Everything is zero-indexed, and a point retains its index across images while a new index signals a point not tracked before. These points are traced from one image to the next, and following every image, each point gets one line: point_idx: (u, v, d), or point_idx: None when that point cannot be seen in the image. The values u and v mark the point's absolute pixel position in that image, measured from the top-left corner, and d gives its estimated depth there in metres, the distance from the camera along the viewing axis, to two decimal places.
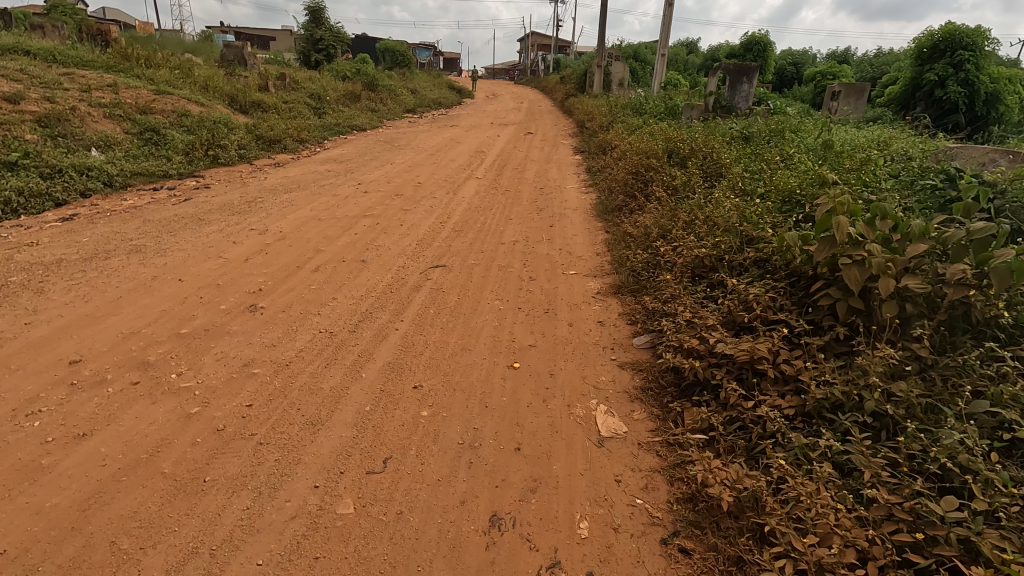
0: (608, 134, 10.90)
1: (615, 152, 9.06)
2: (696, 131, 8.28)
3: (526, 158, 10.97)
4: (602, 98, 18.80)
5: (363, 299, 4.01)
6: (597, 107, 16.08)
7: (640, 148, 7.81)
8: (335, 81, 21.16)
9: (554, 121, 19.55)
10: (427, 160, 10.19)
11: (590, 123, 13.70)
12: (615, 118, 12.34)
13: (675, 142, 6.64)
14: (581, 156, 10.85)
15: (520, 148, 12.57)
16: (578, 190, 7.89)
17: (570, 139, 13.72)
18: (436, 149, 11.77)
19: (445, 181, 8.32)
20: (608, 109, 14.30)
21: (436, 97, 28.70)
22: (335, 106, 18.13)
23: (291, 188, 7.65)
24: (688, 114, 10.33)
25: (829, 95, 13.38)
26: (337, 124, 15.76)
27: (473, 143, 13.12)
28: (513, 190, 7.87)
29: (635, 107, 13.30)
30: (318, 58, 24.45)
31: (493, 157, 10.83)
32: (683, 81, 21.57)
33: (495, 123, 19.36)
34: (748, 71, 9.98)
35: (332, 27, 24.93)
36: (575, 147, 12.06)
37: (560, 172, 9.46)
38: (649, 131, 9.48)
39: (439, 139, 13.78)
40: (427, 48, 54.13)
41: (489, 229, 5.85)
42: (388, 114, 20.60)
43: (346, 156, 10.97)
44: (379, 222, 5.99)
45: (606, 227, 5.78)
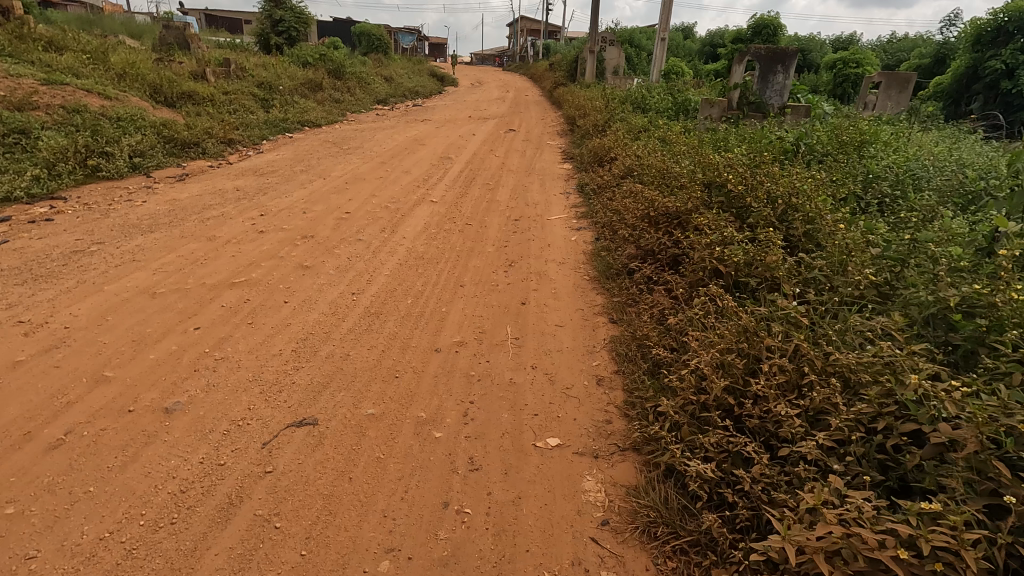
0: (604, 138, 8.71)
1: (614, 165, 6.91)
2: (726, 141, 6.13)
3: (501, 167, 8.77)
4: (595, 90, 16.49)
5: (91, 554, 1.86)
6: (590, 100, 13.80)
7: (652, 164, 5.65)
8: (294, 69, 18.74)
9: (540, 115, 17.23)
10: (374, 171, 7.98)
11: (581, 120, 11.47)
12: (613, 115, 10.13)
13: (707, 162, 4.52)
14: (569, 166, 8.68)
15: (497, 151, 10.34)
16: (565, 222, 5.73)
17: (558, 140, 11.57)
18: (392, 154, 9.54)
19: (387, 206, 6.15)
20: (604, 102, 12.05)
21: (414, 85, 26.27)
22: (288, 97, 15.76)
23: (163, 222, 5.44)
24: (705, 113, 8.17)
25: (866, 88, 11.13)
26: (285, 119, 13.41)
27: (442, 144, 10.88)
28: (475, 222, 5.71)
29: (636, 101, 11.06)
30: (278, 42, 21.83)
31: (460, 167, 8.61)
32: (685, 68, 19.27)
33: (474, 117, 17.02)
34: (784, 58, 7.83)
35: (293, 7, 22.27)
36: (562, 153, 9.87)
37: (543, 190, 7.28)
38: (658, 138, 7.32)
39: (402, 139, 11.54)
40: (409, 33, 51.07)
41: (421, 309, 3.69)
42: (354, 105, 18.27)
43: (276, 164, 8.70)
44: (252, 294, 3.83)
45: (608, 308, 3.64)
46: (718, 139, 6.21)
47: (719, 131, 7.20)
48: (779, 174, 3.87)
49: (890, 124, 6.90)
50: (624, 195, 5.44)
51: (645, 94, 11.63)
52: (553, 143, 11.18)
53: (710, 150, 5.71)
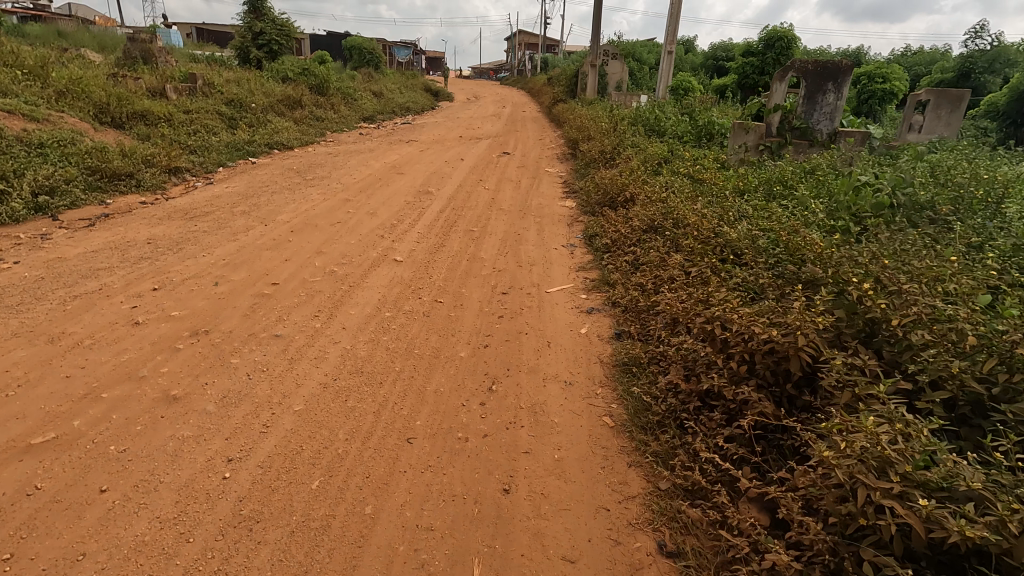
0: (614, 170, 7.23)
1: (632, 210, 5.40)
2: (785, 188, 4.64)
3: (491, 204, 7.28)
4: (598, 107, 15.07)
5: None
6: (593, 119, 12.34)
7: (692, 218, 4.15)
8: (272, 85, 17.37)
9: (537, 135, 15.79)
10: (332, 212, 6.49)
11: (585, 145, 10.02)
12: (623, 140, 8.66)
13: (788, 240, 3.03)
14: (573, 204, 7.19)
15: (486, 181, 8.86)
16: (570, 296, 4.20)
17: (557, 166, 10.12)
18: (363, 187, 8.06)
19: (333, 270, 4.64)
20: (609, 123, 10.59)
21: (405, 101, 24.97)
22: (260, 116, 14.34)
23: (10, 302, 3.90)
24: (737, 141, 6.73)
25: (910, 107, 9.65)
26: (251, 142, 11.97)
27: (424, 172, 9.41)
28: (448, 297, 4.20)
29: (648, 123, 9.60)
30: (258, 56, 20.48)
31: (440, 205, 7.12)
32: (693, 83, 17.91)
33: (465, 136, 15.60)
34: (837, 74, 6.41)
35: (275, 19, 20.94)
36: (563, 185, 8.39)
37: (540, 238, 5.79)
38: (686, 174, 5.84)
39: (379, 164, 10.07)
40: (406, 47, 49.80)
41: (330, 509, 2.16)
42: (336, 124, 16.88)
43: (219, 202, 7.22)
44: (50, 473, 2.28)
45: (655, 512, 2.11)
46: (775, 185, 4.73)
47: (764, 167, 5.74)
48: (942, 273, 2.33)
49: (981, 156, 5.43)
50: (656, 265, 3.92)
51: (658, 113, 10.16)
52: (552, 171, 9.72)
53: (771, 203, 4.20)
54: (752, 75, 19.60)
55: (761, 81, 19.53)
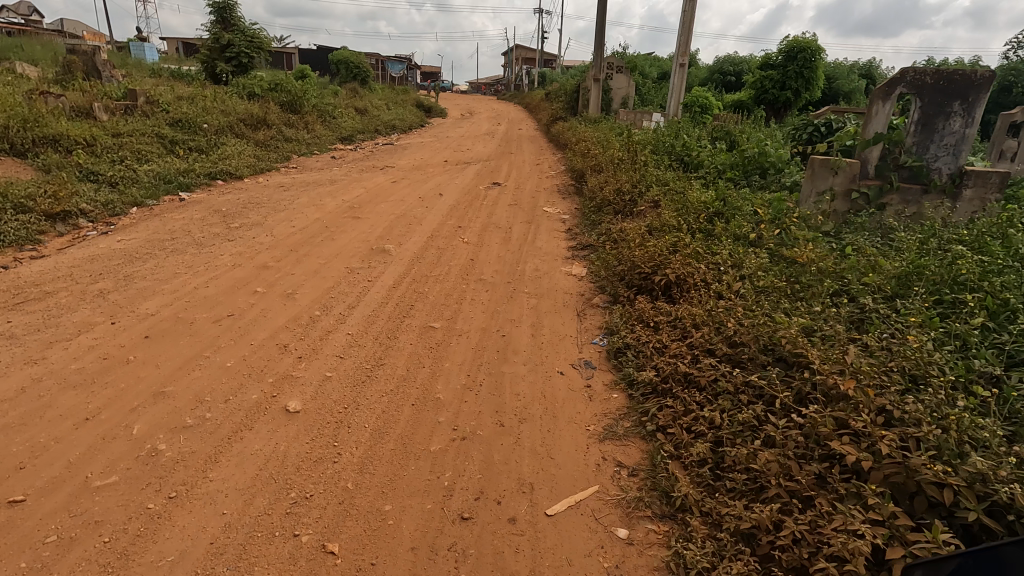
0: (639, 225, 5.20)
1: (693, 307, 3.33)
2: (981, 298, 2.63)
3: (467, 271, 5.24)
4: (603, 127, 13.09)
5: None
6: (601, 143, 10.32)
7: (851, 386, 2.08)
8: (235, 102, 15.48)
9: (534, 158, 13.81)
10: (232, 292, 4.45)
11: (593, 177, 7.99)
12: (645, 176, 6.62)
13: None
14: (582, 270, 5.13)
15: (467, 228, 6.82)
16: (597, 534, 2.13)
17: (558, 205, 8.15)
18: (298, 241, 6.01)
19: (157, 444, 2.56)
20: (622, 148, 8.55)
21: (392, 118, 23.14)
22: (211, 138, 12.40)
23: None
24: (823, 184, 4.70)
25: (1001, 130, 7.66)
26: (190, 171, 9.98)
27: (388, 213, 7.40)
28: (354, 535, 2.13)
29: (672, 150, 7.63)
30: (226, 70, 18.60)
31: (394, 274, 5.07)
32: (710, 98, 16.01)
33: (451, 160, 13.66)
34: (967, 91, 4.38)
35: (246, 29, 19.09)
36: (565, 236, 6.34)
37: (534, 344, 3.72)
38: (770, 251, 3.77)
39: (334, 202, 8.07)
40: (400, 62, 48.08)
41: None
42: (306, 147, 14.98)
43: (88, 268, 5.20)
44: None
45: None
46: (959, 293, 2.72)
47: (892, 241, 3.69)
48: None
49: None
50: (791, 503, 1.89)
51: (685, 137, 8.14)
52: (552, 213, 7.68)
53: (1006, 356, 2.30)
54: (771, 89, 17.78)
55: (782, 96, 17.67)
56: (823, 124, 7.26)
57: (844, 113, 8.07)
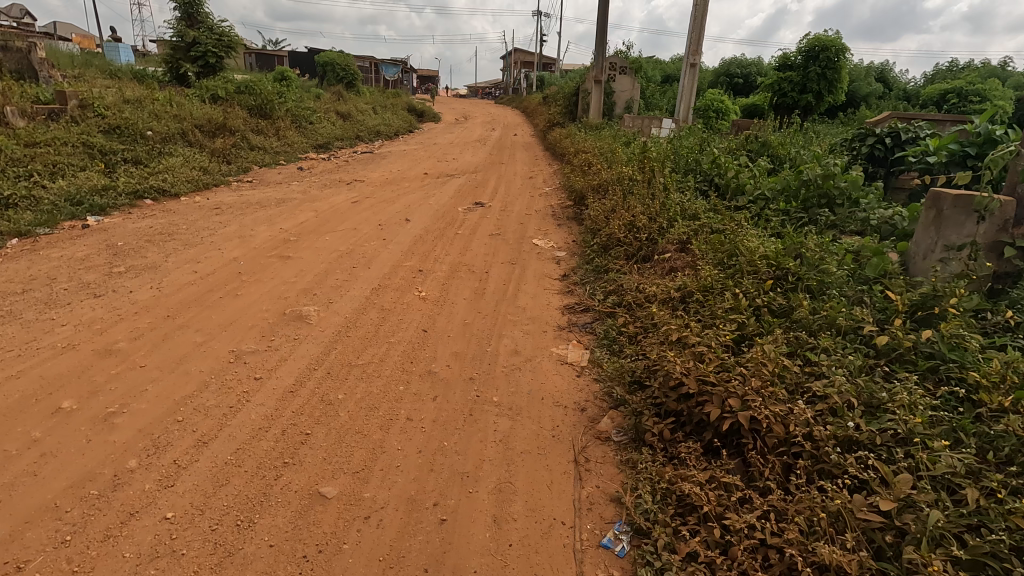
0: (665, 288, 3.55)
1: (818, 521, 1.77)
2: None
3: (413, 354, 3.56)
4: (606, 135, 11.43)
5: None
6: (604, 154, 8.64)
7: None
8: (195, 105, 13.88)
9: (527, 169, 12.15)
10: (17, 412, 2.77)
11: (595, 202, 6.33)
12: (667, 207, 4.98)
13: None
14: (583, 356, 3.47)
15: (430, 274, 5.15)
16: None
17: (552, 236, 6.53)
18: (187, 298, 4.34)
19: None
20: (632, 164, 6.89)
21: (378, 123, 21.55)
22: (154, 148, 10.77)
23: None
24: (958, 235, 3.00)
25: None
26: (110, 189, 8.33)
27: (331, 248, 5.72)
28: None
29: (696, 168, 6.00)
30: (191, 71, 16.97)
31: (301, 364, 3.38)
32: (726, 101, 14.33)
33: (434, 172, 12.02)
34: None
35: (214, 26, 17.45)
36: (560, 290, 4.67)
37: (495, 552, 2.04)
38: (917, 377, 2.20)
39: (271, 231, 6.43)
40: (393, 63, 46.36)
41: None
42: (272, 159, 13.38)
43: None
44: None
45: None
46: None
47: None
48: None
49: None
50: None
51: (711, 149, 6.49)
52: (543, 248, 6.00)
53: None
54: (791, 92, 16.14)
55: (802, 99, 16.05)
56: (888, 133, 5.95)
57: (912, 121, 6.45)
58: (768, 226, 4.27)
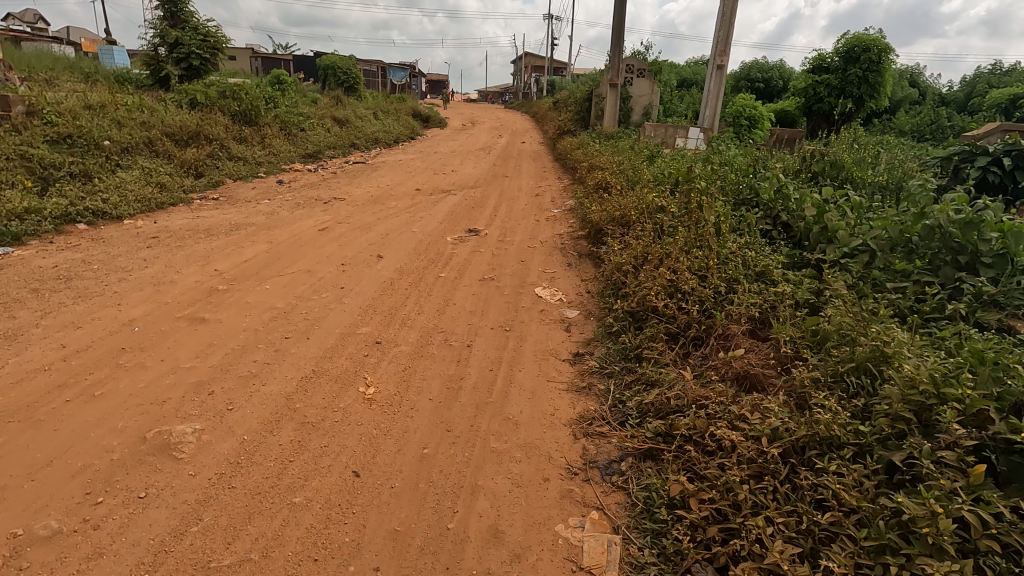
0: (754, 433, 2.13)
1: None
2: None
3: (322, 537, 2.14)
4: (624, 145, 9.98)
5: None
6: (624, 171, 7.19)
7: None
8: (170, 111, 12.67)
9: (533, 184, 10.75)
10: None
11: (618, 242, 4.89)
12: (726, 262, 3.54)
13: None
14: (612, 552, 2.02)
15: (389, 350, 3.73)
16: None
17: (560, 280, 5.13)
18: (18, 400, 2.96)
19: None
20: (665, 190, 5.45)
21: (377, 130, 20.31)
22: (108, 162, 9.52)
23: None
24: None
25: None
26: (36, 212, 7.04)
27: (267, 304, 4.33)
28: None
29: (750, 198, 4.57)
30: (173, 73, 15.75)
31: (121, 568, 1.97)
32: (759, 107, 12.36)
33: (428, 187, 10.67)
34: None
35: (199, 26, 16.23)
36: (570, 387, 3.22)
37: None
38: None
39: (202, 273, 5.07)
40: (400, 66, 45.16)
41: None
42: (252, 171, 12.12)
43: None
44: None
45: None
46: None
47: None
48: None
49: None
50: None
51: (769, 172, 5.03)
52: (548, 302, 4.56)
53: None
54: (827, 98, 14.69)
55: (841, 105, 14.58)
56: (1010, 153, 4.48)
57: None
58: (888, 307, 2.84)
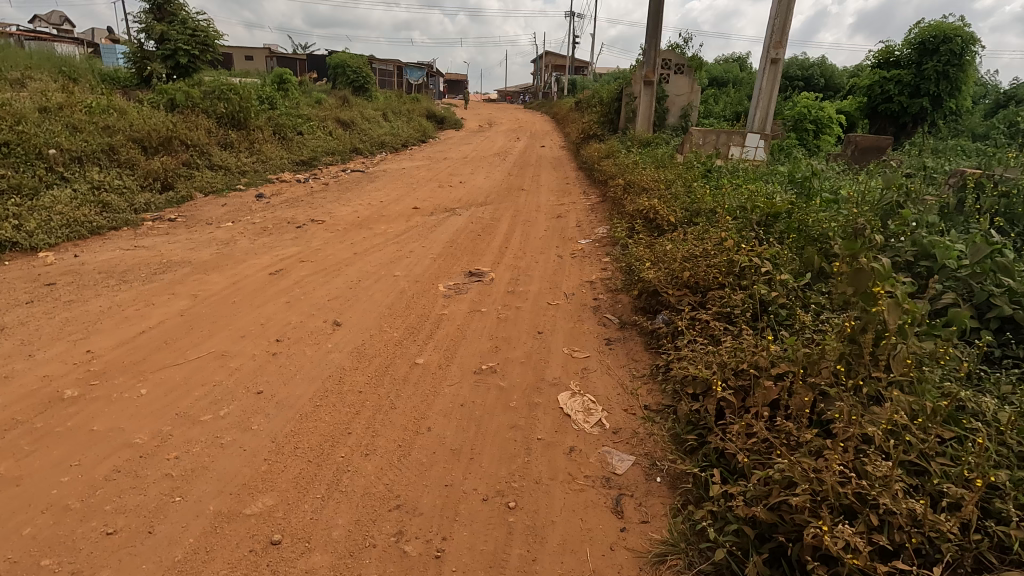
0: None
1: None
2: None
3: None
4: (664, 156, 8.21)
5: None
6: (678, 197, 5.40)
7: None
8: (143, 113, 11.24)
9: (554, 200, 9.03)
10: None
11: (695, 329, 3.16)
12: (948, 430, 1.80)
13: None
14: None
15: (282, 572, 1.99)
16: None
17: (595, 371, 3.40)
18: None
19: None
20: (757, 240, 3.68)
21: (385, 133, 18.80)
22: (51, 175, 8.07)
23: None
24: None
25: None
26: None
27: (118, 436, 2.65)
28: None
29: (913, 261, 2.80)
30: (158, 71, 14.33)
31: None
32: (829, 108, 9.98)
33: (429, 203, 9.01)
34: None
35: (188, 19, 14.80)
36: None
37: None
38: None
39: (63, 357, 3.44)
40: (417, 65, 43.80)
41: None
42: (232, 182, 10.62)
43: None
44: None
45: None
46: None
47: None
48: None
49: None
50: None
51: (933, 215, 3.21)
52: (579, 432, 2.80)
53: None
54: (897, 97, 12.65)
55: (913, 105, 12.48)
56: None
57: None
58: None
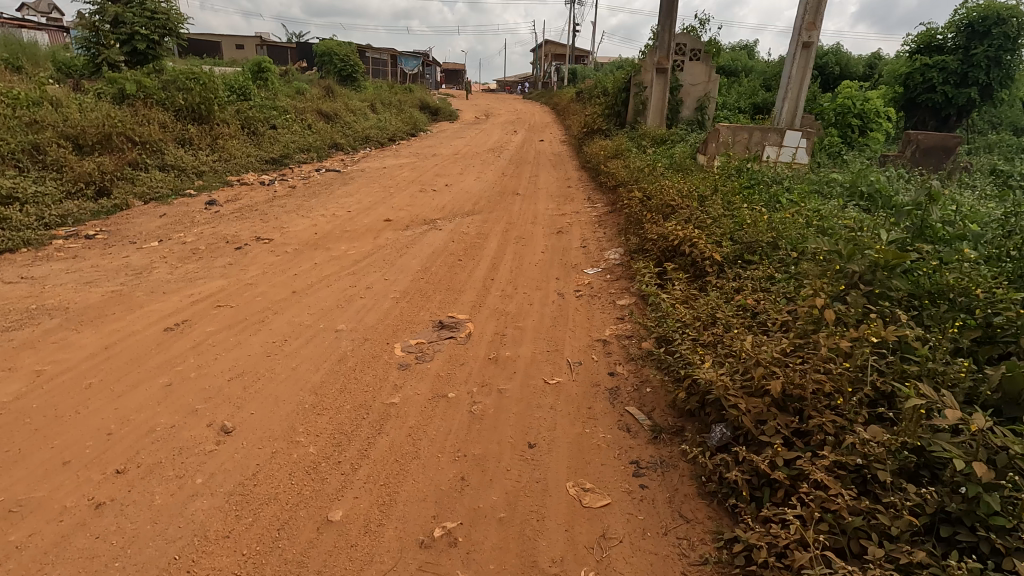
0: None
1: None
2: None
3: None
4: (686, 159, 6.82)
5: None
6: (721, 222, 4.03)
7: None
8: (83, 104, 9.81)
9: (554, 209, 7.64)
10: None
11: (801, 498, 1.83)
12: None
13: None
14: None
15: None
16: None
17: (621, 544, 2.06)
18: None
19: None
20: (876, 318, 2.32)
21: (371, 125, 17.30)
22: None
23: None
24: None
25: None
26: None
27: None
28: None
29: None
30: (113, 58, 12.86)
31: None
32: (874, 98, 8.57)
33: (406, 213, 7.62)
34: None
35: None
36: None
37: None
38: None
39: None
40: (413, 54, 42.06)
41: None
42: (183, 185, 9.22)
43: None
44: None
45: None
46: None
47: None
48: None
49: None
50: None
51: None
52: None
53: None
54: (942, 86, 11.15)
55: (961, 96, 11.00)
56: None
57: None
58: None
